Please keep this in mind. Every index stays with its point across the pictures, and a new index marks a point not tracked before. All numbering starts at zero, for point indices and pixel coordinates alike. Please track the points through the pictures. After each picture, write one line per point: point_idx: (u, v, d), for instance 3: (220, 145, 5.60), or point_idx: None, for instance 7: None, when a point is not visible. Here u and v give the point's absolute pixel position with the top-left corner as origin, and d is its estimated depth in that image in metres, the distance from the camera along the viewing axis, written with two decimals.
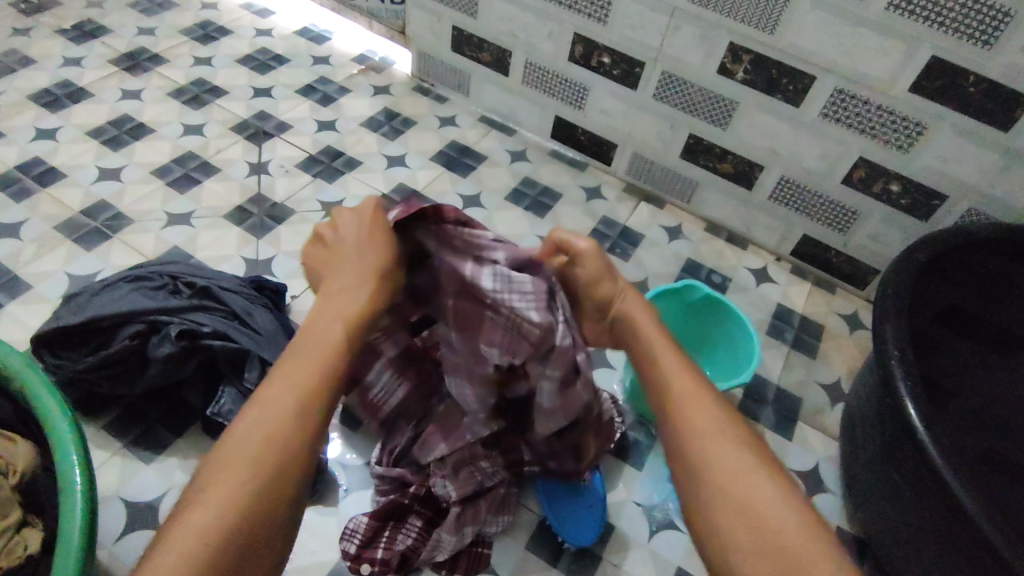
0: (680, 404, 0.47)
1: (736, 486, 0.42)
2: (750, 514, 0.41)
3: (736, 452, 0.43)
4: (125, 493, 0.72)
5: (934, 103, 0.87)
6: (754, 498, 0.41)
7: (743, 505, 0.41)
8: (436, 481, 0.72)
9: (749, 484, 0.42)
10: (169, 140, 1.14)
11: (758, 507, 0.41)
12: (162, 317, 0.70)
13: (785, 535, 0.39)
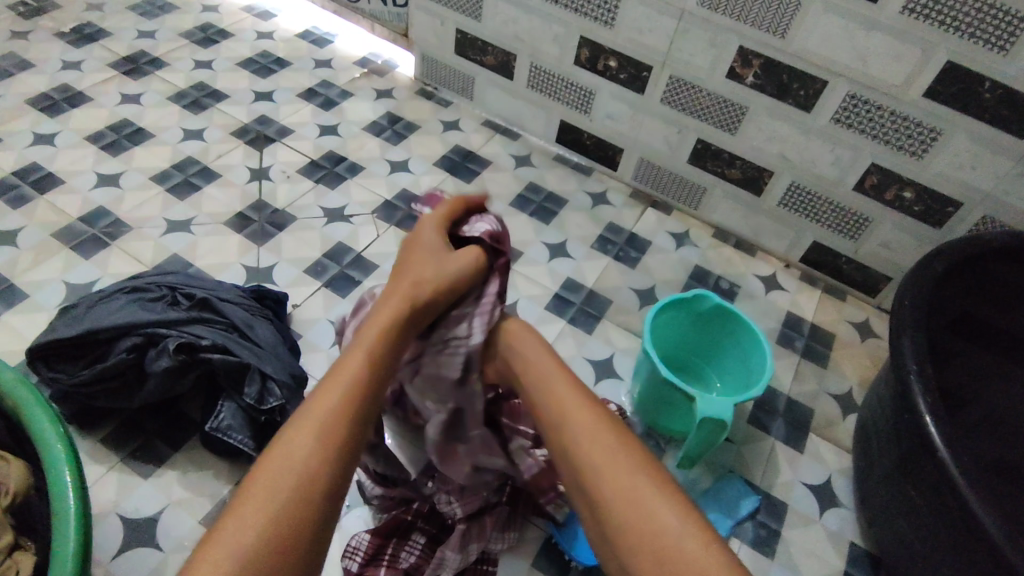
0: (567, 415, 0.54)
1: (621, 497, 0.48)
2: (638, 520, 0.46)
3: (614, 450, 0.50)
4: (122, 509, 0.70)
5: (950, 109, 0.85)
6: (641, 502, 0.47)
7: (628, 504, 0.47)
8: (440, 501, 0.70)
9: (630, 484, 0.48)
10: (169, 145, 1.12)
11: (643, 515, 0.46)
12: (160, 330, 0.68)
13: (671, 545, 0.44)
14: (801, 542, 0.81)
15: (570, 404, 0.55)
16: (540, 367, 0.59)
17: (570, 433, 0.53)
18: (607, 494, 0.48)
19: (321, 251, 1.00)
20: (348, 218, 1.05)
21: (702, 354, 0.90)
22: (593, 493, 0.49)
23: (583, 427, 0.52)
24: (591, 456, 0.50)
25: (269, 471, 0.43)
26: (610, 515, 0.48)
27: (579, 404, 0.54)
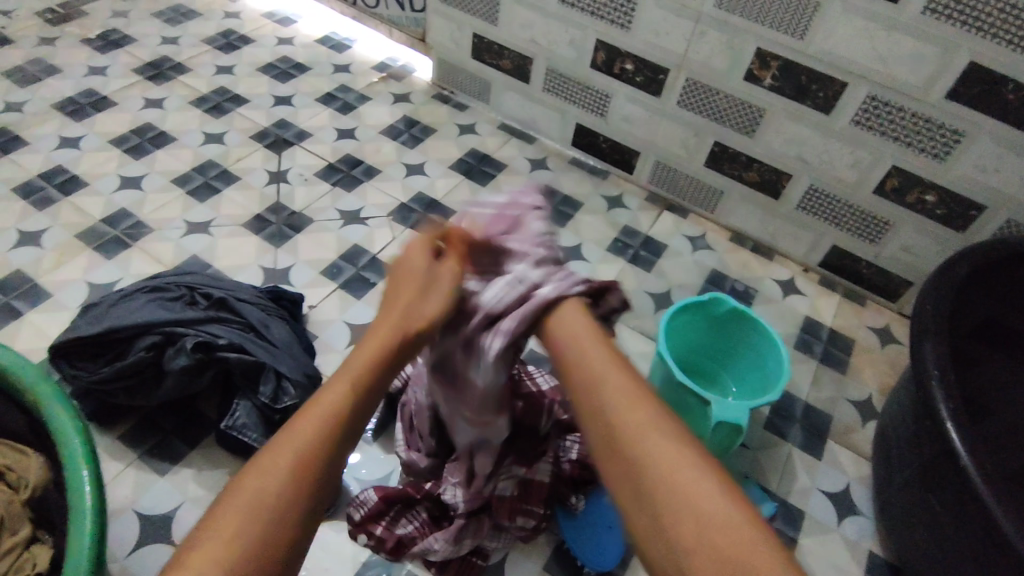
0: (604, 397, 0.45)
1: (679, 501, 0.39)
2: (699, 530, 0.38)
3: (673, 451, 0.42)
4: (139, 505, 0.71)
5: (972, 111, 0.84)
6: (699, 505, 0.39)
7: (688, 513, 0.39)
8: (448, 490, 0.71)
9: (684, 482, 0.40)
10: (190, 148, 1.14)
11: (714, 529, 0.38)
12: (178, 329, 0.69)
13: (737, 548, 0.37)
14: (818, 550, 0.80)
15: (616, 390, 0.45)
16: (581, 355, 0.48)
17: (616, 422, 0.44)
18: (664, 504, 0.40)
19: (337, 253, 1.00)
20: (364, 220, 1.06)
21: (719, 359, 0.89)
22: (645, 497, 0.41)
23: (628, 418, 0.43)
24: (642, 447, 0.42)
25: (233, 517, 0.38)
26: (667, 524, 0.39)
27: (628, 391, 0.45)
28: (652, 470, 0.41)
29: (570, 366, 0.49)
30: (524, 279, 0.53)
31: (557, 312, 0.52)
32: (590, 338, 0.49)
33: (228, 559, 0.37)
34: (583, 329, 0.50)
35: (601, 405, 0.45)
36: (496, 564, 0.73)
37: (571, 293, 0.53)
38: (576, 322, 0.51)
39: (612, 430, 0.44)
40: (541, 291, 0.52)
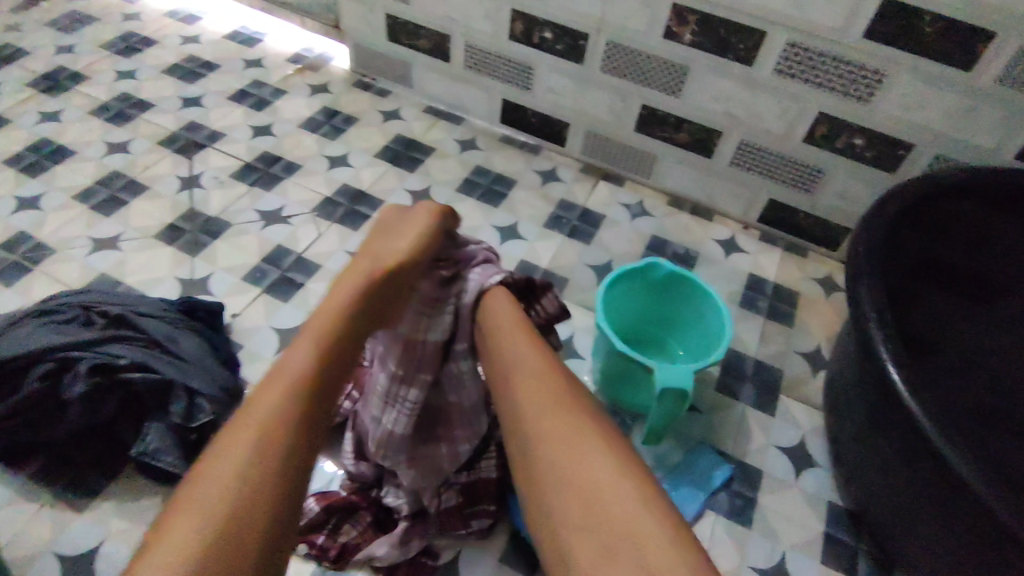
0: (531, 390, 0.51)
1: (575, 494, 0.45)
2: (597, 521, 0.43)
3: (579, 440, 0.47)
4: (57, 548, 0.66)
5: (890, 48, 0.82)
6: (604, 492, 0.44)
7: (588, 500, 0.44)
8: (392, 493, 0.69)
9: (590, 467, 0.46)
10: (92, 161, 1.06)
11: (597, 515, 0.44)
12: (73, 354, 0.64)
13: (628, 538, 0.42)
14: (778, 508, 0.78)
15: (535, 391, 0.51)
16: (509, 353, 0.54)
17: (534, 423, 0.49)
18: (566, 493, 0.45)
19: (259, 256, 0.95)
20: (287, 219, 1.01)
21: (663, 325, 0.87)
22: (552, 503, 0.46)
23: (543, 419, 0.49)
24: (550, 443, 0.48)
25: (210, 476, 0.40)
26: (571, 512, 0.44)
27: (546, 391, 0.51)
28: (559, 466, 0.47)
29: (498, 369, 0.54)
30: (450, 298, 0.57)
31: (483, 308, 0.57)
32: (517, 323, 0.55)
33: (212, 509, 0.39)
34: (514, 320, 0.55)
35: (520, 409, 0.51)
36: (449, 564, 0.70)
37: (493, 281, 0.57)
38: (504, 305, 0.56)
39: (528, 433, 0.49)
40: (464, 298, 0.57)
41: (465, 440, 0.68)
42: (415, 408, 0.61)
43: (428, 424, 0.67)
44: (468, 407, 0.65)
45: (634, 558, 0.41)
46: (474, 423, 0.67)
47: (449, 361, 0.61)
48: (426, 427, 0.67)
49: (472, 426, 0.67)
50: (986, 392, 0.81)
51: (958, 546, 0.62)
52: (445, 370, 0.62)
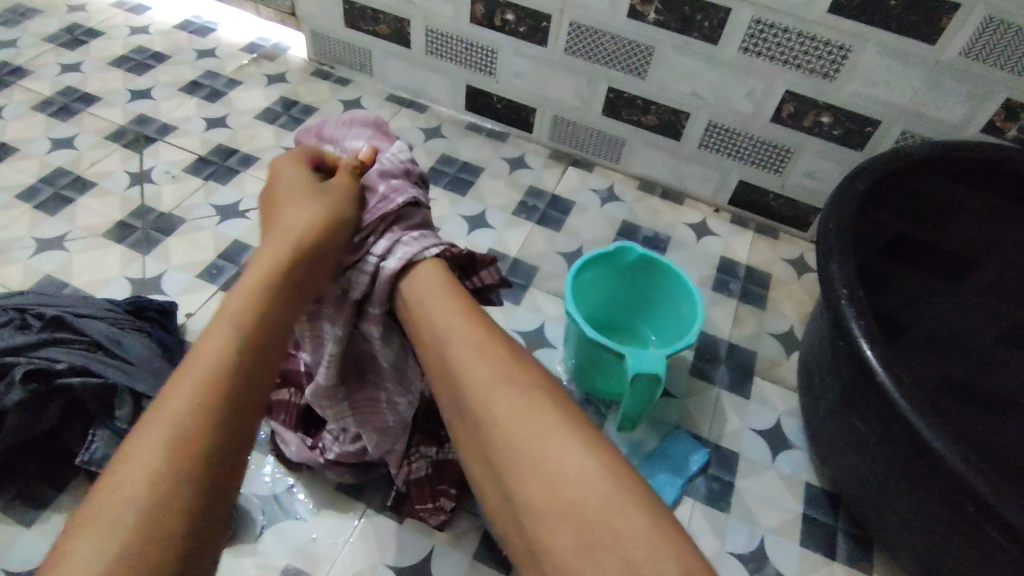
0: (461, 357, 0.45)
1: (532, 470, 0.38)
2: (570, 511, 0.36)
3: (526, 409, 0.41)
4: (5, 564, 0.62)
5: (856, 23, 0.81)
6: (557, 467, 0.38)
7: (557, 489, 0.37)
8: (330, 430, 0.68)
9: (542, 436, 0.39)
10: (35, 158, 1.01)
11: (560, 492, 0.37)
12: (7, 359, 0.62)
13: (592, 512, 0.36)
14: (756, 492, 0.77)
15: (482, 367, 0.44)
16: (443, 325, 0.47)
17: (486, 403, 0.42)
18: (534, 481, 0.38)
19: (216, 253, 0.91)
20: (244, 213, 0.97)
21: (634, 311, 0.85)
22: (513, 496, 0.39)
23: (499, 399, 0.42)
24: (505, 424, 0.41)
25: (123, 480, 0.34)
26: (538, 502, 0.37)
27: (497, 367, 0.44)
28: (523, 449, 0.39)
29: (429, 345, 0.48)
30: (372, 258, 0.51)
31: (411, 279, 0.51)
32: (450, 293, 0.50)
33: (125, 527, 0.32)
34: (445, 290, 0.50)
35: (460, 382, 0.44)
36: (421, 564, 0.67)
37: (427, 254, 0.52)
38: (434, 281, 0.51)
39: (482, 415, 0.42)
40: (387, 264, 0.50)
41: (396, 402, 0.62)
42: (332, 361, 0.56)
43: (361, 372, 0.61)
44: (393, 365, 0.59)
45: (605, 536, 0.35)
46: (403, 383, 0.61)
47: (364, 321, 0.55)
48: (358, 379, 0.61)
49: (401, 387, 0.61)
50: (946, 367, 0.84)
51: (937, 523, 0.62)
52: (363, 328, 0.55)
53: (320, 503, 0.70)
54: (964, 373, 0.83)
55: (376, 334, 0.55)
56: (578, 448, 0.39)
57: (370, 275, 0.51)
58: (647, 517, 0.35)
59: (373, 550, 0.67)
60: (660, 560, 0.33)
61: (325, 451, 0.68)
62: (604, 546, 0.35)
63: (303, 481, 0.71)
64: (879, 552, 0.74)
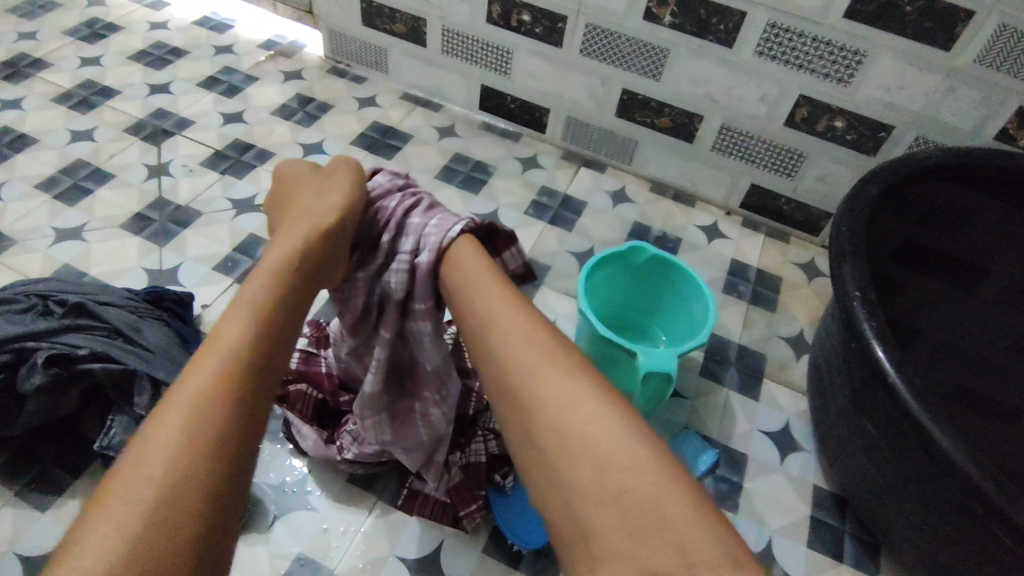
0: (509, 340, 0.43)
1: (580, 450, 0.36)
2: (619, 501, 0.34)
3: (575, 389, 0.39)
4: (18, 548, 0.62)
5: (871, 29, 0.81)
6: (608, 450, 0.36)
7: (604, 478, 0.35)
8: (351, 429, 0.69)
9: (591, 419, 0.37)
10: (55, 149, 1.02)
11: (610, 474, 0.35)
12: (29, 344, 0.63)
13: (648, 501, 0.33)
14: (764, 493, 0.78)
15: (526, 351, 0.42)
16: (482, 310, 0.45)
17: (529, 387, 0.40)
18: (578, 468, 0.36)
19: (231, 246, 0.92)
20: (260, 207, 0.98)
21: (646, 311, 0.86)
22: (557, 480, 0.36)
23: (543, 385, 0.40)
24: (549, 409, 0.39)
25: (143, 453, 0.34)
26: (586, 492, 0.35)
27: (539, 351, 0.42)
28: (568, 435, 0.37)
29: (472, 325, 0.46)
30: (404, 255, 0.50)
31: (448, 261, 0.49)
32: (486, 275, 0.47)
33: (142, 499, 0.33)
34: (483, 275, 0.48)
35: (505, 362, 0.42)
36: (430, 557, 0.68)
37: (453, 234, 0.49)
38: (473, 258, 0.49)
39: (527, 399, 0.40)
40: (421, 259, 0.49)
41: (433, 409, 0.62)
42: (381, 365, 0.56)
43: (401, 381, 0.62)
44: (433, 369, 0.58)
45: (660, 525, 0.33)
46: (442, 389, 0.61)
47: (411, 325, 0.54)
48: (399, 386, 0.62)
49: (440, 392, 0.61)
50: (955, 375, 0.84)
51: (946, 527, 0.62)
52: (409, 328, 0.55)
53: (331, 495, 0.71)
54: (973, 382, 0.84)
55: (425, 340, 0.55)
56: (632, 436, 0.36)
57: (407, 272, 0.50)
58: (704, 510, 0.33)
59: (383, 543, 0.68)
60: (716, 556, 0.31)
61: (343, 451, 0.68)
62: (659, 534, 0.32)
63: (314, 472, 0.72)
64: (886, 556, 0.74)
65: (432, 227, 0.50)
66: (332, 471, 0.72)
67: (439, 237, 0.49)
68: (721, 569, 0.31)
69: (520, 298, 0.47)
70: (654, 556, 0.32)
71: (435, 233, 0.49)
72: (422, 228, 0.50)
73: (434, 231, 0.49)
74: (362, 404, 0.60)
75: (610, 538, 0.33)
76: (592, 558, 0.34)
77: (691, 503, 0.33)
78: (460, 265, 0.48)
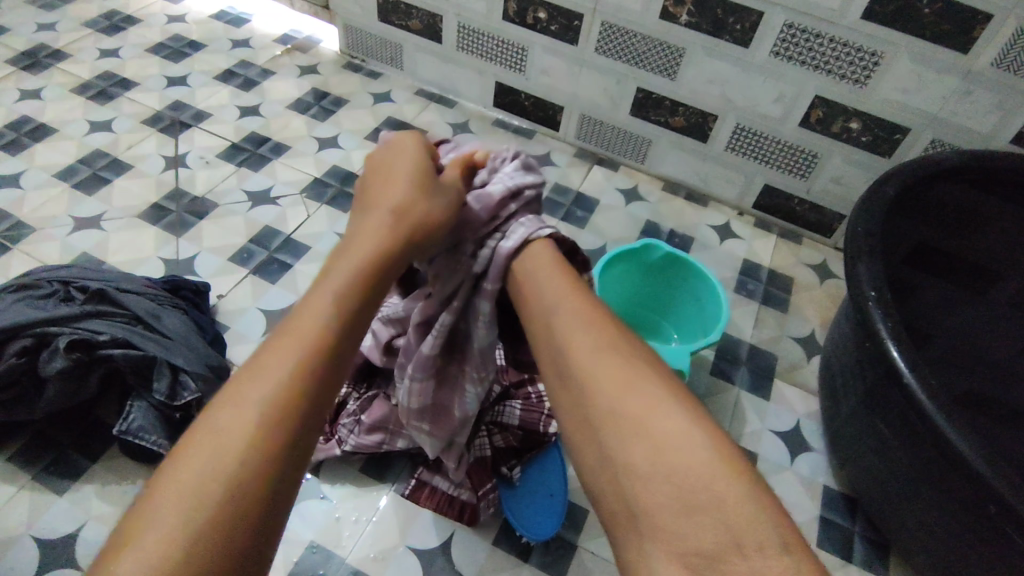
0: (572, 325, 0.44)
1: (635, 429, 0.37)
2: (675, 477, 0.34)
3: (631, 370, 0.40)
4: (36, 531, 0.63)
5: (889, 31, 0.81)
6: (664, 429, 0.36)
7: (661, 457, 0.35)
8: (346, 422, 0.72)
9: (645, 399, 0.38)
10: (73, 139, 1.03)
11: (662, 451, 0.36)
12: (50, 329, 0.64)
13: (699, 478, 0.34)
14: (774, 492, 0.78)
15: (586, 336, 0.43)
16: (547, 296, 0.47)
17: (588, 367, 0.41)
18: (634, 446, 0.36)
19: (247, 237, 0.93)
20: (275, 200, 0.99)
21: (656, 309, 0.86)
22: (612, 456, 0.37)
23: (606, 366, 0.41)
24: (608, 389, 0.39)
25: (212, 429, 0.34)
26: (640, 468, 0.36)
27: (599, 335, 0.43)
28: (625, 414, 0.38)
29: (536, 310, 0.47)
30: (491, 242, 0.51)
31: (520, 256, 0.50)
32: (555, 270, 0.48)
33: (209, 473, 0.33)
34: (552, 261, 0.49)
35: (564, 345, 0.43)
36: (442, 549, 0.68)
37: (539, 235, 0.51)
38: (544, 255, 0.50)
39: (584, 380, 0.41)
40: (505, 243, 0.50)
41: (474, 388, 0.60)
42: (443, 331, 0.54)
43: (451, 351, 0.59)
44: (484, 347, 0.56)
45: (710, 502, 0.33)
46: (485, 368, 0.59)
47: (477, 298, 0.53)
48: (449, 355, 0.60)
49: (484, 372, 0.59)
50: (970, 379, 0.84)
51: (960, 529, 0.62)
52: (473, 304, 0.53)
53: (343, 486, 0.71)
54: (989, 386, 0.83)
55: (484, 312, 0.52)
56: (686, 416, 0.37)
57: (490, 253, 0.51)
58: (752, 490, 0.34)
59: (394, 534, 0.69)
60: (764, 536, 0.32)
61: (341, 443, 0.71)
62: (711, 511, 0.33)
63: (325, 465, 0.72)
64: (895, 556, 0.74)
65: (525, 227, 0.51)
66: (344, 460, 0.73)
67: (525, 235, 0.50)
68: (770, 550, 0.31)
69: (587, 290, 0.48)
70: (703, 533, 0.32)
71: (527, 230, 0.51)
72: (520, 224, 0.51)
73: (525, 228, 0.51)
74: (413, 365, 0.58)
75: (663, 514, 0.34)
76: (641, 533, 0.34)
77: (739, 481, 0.34)
78: (534, 265, 0.49)
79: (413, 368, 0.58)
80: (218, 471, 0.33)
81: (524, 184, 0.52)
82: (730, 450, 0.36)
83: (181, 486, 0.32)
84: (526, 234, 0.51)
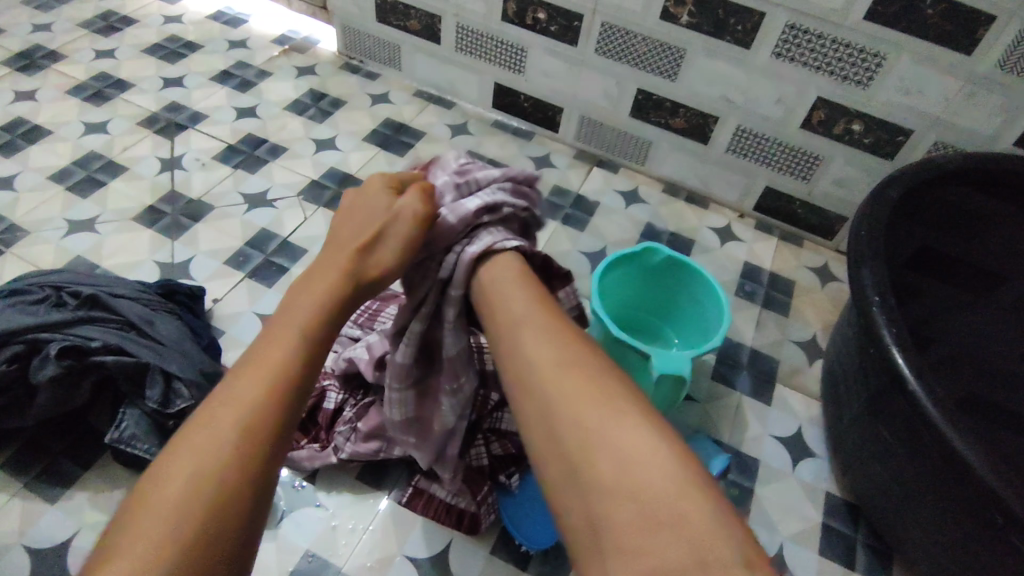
0: (539, 339, 0.43)
1: (597, 444, 0.36)
2: (636, 494, 0.34)
3: (597, 384, 0.39)
4: (27, 541, 0.62)
5: (891, 33, 0.80)
6: (626, 446, 0.35)
7: (624, 471, 0.34)
8: (342, 430, 0.71)
9: (608, 413, 0.37)
10: (68, 141, 1.02)
11: (629, 465, 0.35)
12: (43, 335, 0.64)
13: (661, 496, 0.33)
14: (776, 499, 0.77)
15: (544, 348, 0.42)
16: (516, 306, 0.46)
17: (550, 382, 0.40)
18: (598, 462, 0.36)
19: (243, 240, 0.92)
20: (272, 203, 0.98)
21: (656, 312, 0.85)
22: (572, 471, 0.36)
23: (569, 381, 0.40)
24: (570, 405, 0.38)
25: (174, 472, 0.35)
26: (602, 484, 0.35)
27: (565, 349, 0.42)
28: (581, 429, 0.37)
29: (502, 321, 0.46)
30: (455, 248, 0.50)
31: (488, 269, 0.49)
32: (520, 284, 0.48)
33: (171, 512, 0.33)
34: (515, 275, 0.48)
35: (527, 359, 0.42)
36: (438, 558, 0.67)
37: (507, 246, 0.50)
38: (508, 271, 0.49)
39: (546, 395, 0.40)
40: (469, 248, 0.49)
41: (452, 395, 0.60)
42: (415, 339, 0.55)
43: (428, 360, 0.59)
44: (456, 354, 0.56)
45: (672, 519, 0.32)
46: (460, 376, 0.59)
47: (445, 303, 0.52)
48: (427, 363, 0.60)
49: (459, 380, 0.59)
50: (974, 383, 0.83)
51: (963, 537, 0.61)
52: (444, 312, 0.53)
53: (340, 494, 0.70)
54: (993, 391, 0.82)
55: (450, 319, 0.53)
56: (651, 432, 0.36)
57: (456, 257, 0.50)
58: (716, 505, 0.33)
59: (393, 542, 0.68)
60: (726, 553, 0.31)
61: (338, 450, 0.70)
62: (671, 527, 0.32)
63: (321, 473, 0.72)
64: (897, 563, 0.73)
65: (488, 238, 0.50)
66: (342, 468, 0.72)
67: (486, 245, 0.49)
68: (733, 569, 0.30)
69: (552, 302, 0.47)
70: (663, 549, 0.31)
71: (491, 240, 0.50)
72: (487, 236, 0.50)
73: (492, 238, 0.50)
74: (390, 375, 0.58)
75: (624, 531, 0.33)
76: (602, 549, 0.33)
77: (702, 498, 0.33)
78: (499, 279, 0.48)
79: (390, 377, 0.58)
80: (178, 513, 0.33)
81: (502, 200, 0.51)
82: (696, 464, 0.35)
83: (140, 534, 0.32)
84: (487, 244, 0.49)
